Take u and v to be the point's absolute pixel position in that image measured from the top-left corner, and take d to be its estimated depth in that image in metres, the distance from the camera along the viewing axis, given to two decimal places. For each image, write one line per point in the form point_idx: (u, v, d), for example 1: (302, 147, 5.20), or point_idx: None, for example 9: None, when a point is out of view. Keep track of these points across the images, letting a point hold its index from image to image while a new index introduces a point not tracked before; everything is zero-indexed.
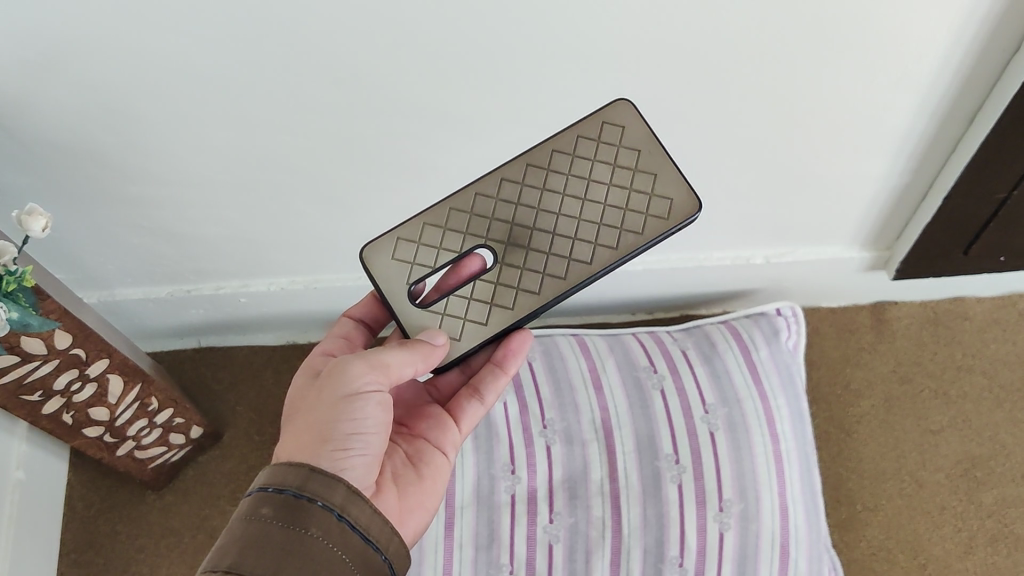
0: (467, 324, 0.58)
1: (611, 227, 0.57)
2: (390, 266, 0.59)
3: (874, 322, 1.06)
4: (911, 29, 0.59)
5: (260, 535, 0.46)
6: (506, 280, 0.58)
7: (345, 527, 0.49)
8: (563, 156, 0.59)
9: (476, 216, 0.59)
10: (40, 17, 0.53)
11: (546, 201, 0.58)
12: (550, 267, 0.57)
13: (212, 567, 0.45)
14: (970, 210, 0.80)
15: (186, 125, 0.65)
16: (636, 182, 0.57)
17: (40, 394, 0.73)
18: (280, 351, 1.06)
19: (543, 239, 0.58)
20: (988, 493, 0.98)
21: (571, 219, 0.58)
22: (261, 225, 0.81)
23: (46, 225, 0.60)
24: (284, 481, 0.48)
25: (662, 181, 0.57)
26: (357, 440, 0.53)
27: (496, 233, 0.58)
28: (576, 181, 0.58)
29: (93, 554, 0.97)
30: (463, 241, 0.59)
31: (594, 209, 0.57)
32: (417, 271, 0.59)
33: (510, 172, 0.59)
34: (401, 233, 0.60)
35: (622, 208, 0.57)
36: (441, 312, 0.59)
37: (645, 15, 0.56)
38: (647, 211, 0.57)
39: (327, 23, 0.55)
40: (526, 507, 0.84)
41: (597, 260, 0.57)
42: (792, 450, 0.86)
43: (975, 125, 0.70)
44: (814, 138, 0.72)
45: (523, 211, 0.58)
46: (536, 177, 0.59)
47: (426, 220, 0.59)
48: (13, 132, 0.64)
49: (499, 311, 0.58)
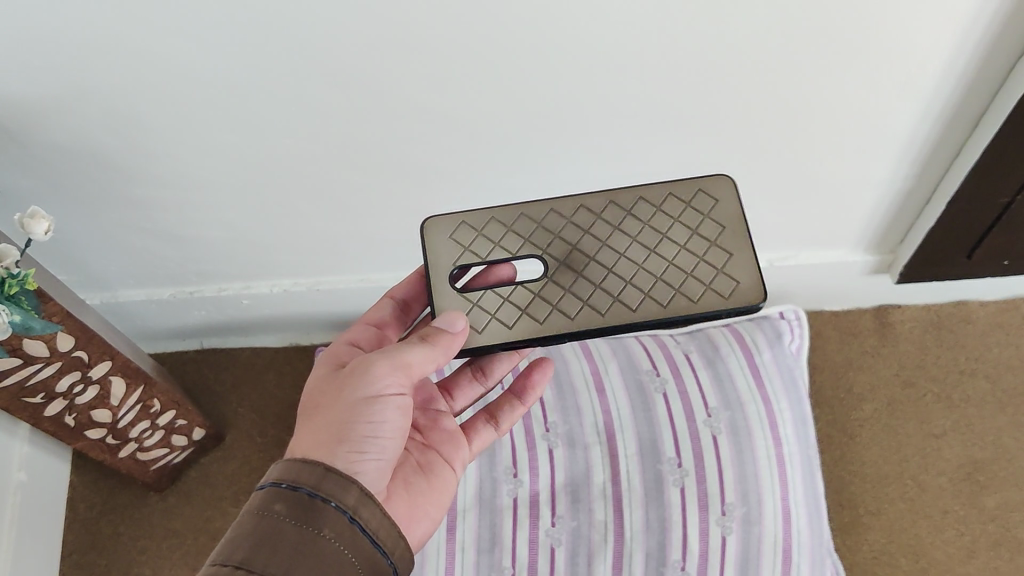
0: (493, 321, 0.56)
1: (669, 286, 0.56)
2: (444, 244, 0.58)
3: (877, 325, 1.06)
4: (915, 32, 0.59)
5: (271, 533, 0.46)
6: (546, 295, 0.56)
7: (356, 530, 0.49)
8: (647, 207, 0.59)
9: (542, 228, 0.59)
10: (41, 19, 0.53)
11: (614, 239, 0.58)
12: (594, 299, 0.56)
13: (221, 560, 0.45)
14: (975, 213, 0.80)
15: (188, 127, 0.65)
16: (709, 255, 0.56)
17: (42, 397, 0.73)
18: (284, 352, 1.06)
19: (597, 273, 0.57)
20: (991, 498, 0.98)
21: (632, 265, 0.57)
22: (265, 227, 0.81)
23: (48, 227, 0.60)
24: (299, 478, 0.48)
25: (735, 262, 0.56)
26: (372, 443, 0.52)
27: (555, 250, 0.58)
28: (650, 233, 0.58)
29: (95, 556, 0.97)
30: (520, 246, 0.58)
31: (658, 263, 0.56)
32: (467, 257, 0.58)
33: (592, 203, 0.59)
34: (467, 218, 0.59)
35: (686, 272, 0.56)
36: (473, 301, 0.57)
37: (647, 17, 0.56)
38: (710, 284, 0.55)
39: (328, 25, 0.55)
40: (528, 510, 0.84)
41: (641, 310, 0.55)
42: (796, 454, 0.85)
43: (979, 129, 0.70)
44: (818, 142, 0.72)
45: (589, 240, 0.58)
46: (615, 215, 0.59)
47: (494, 216, 0.59)
48: (15, 134, 0.64)
49: (528, 321, 0.56)
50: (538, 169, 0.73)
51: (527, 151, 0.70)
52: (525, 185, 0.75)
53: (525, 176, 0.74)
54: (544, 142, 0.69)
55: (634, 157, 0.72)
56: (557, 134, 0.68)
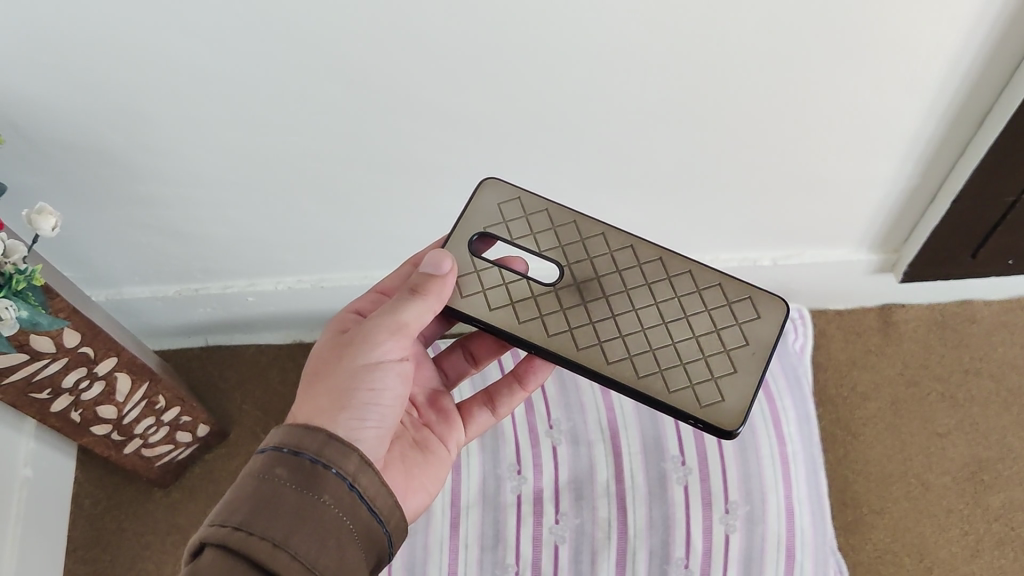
0: (481, 295, 0.57)
1: (656, 362, 0.54)
2: (489, 206, 0.60)
3: (881, 324, 1.07)
4: (921, 31, 0.59)
5: (272, 496, 0.46)
6: (541, 302, 0.57)
7: (355, 498, 0.49)
8: (690, 283, 0.57)
9: (581, 244, 0.59)
10: (48, 17, 0.53)
11: (636, 291, 0.57)
12: (578, 332, 0.56)
13: (221, 522, 0.45)
14: (980, 213, 0.80)
15: (194, 125, 0.65)
16: (712, 359, 0.54)
17: (48, 392, 0.73)
18: (288, 350, 1.06)
19: (600, 311, 0.56)
20: (995, 497, 0.98)
21: (636, 324, 0.56)
22: (271, 225, 0.81)
23: (56, 224, 0.60)
24: (301, 443, 0.49)
25: (732, 381, 0.54)
26: (373, 409, 0.53)
27: (577, 267, 0.58)
28: (673, 309, 0.56)
29: (100, 552, 0.97)
30: (549, 248, 0.59)
31: (660, 338, 0.55)
32: (498, 229, 0.59)
33: (644, 250, 0.58)
34: (524, 198, 0.60)
35: (680, 362, 0.54)
36: (477, 269, 0.58)
37: (652, 17, 0.56)
38: (695, 385, 0.54)
39: (336, 23, 0.55)
40: (532, 507, 0.84)
41: (612, 368, 0.54)
42: (799, 452, 0.85)
43: (984, 129, 0.70)
44: (823, 141, 0.72)
45: (613, 278, 0.57)
46: (654, 272, 0.58)
47: (549, 208, 0.60)
48: (23, 131, 0.64)
49: (509, 314, 0.56)
50: (540, 167, 0.73)
51: (532, 150, 0.70)
52: (530, 183, 0.75)
53: (530, 173, 0.74)
54: (549, 140, 0.69)
55: (639, 156, 0.72)
56: (562, 132, 0.68)
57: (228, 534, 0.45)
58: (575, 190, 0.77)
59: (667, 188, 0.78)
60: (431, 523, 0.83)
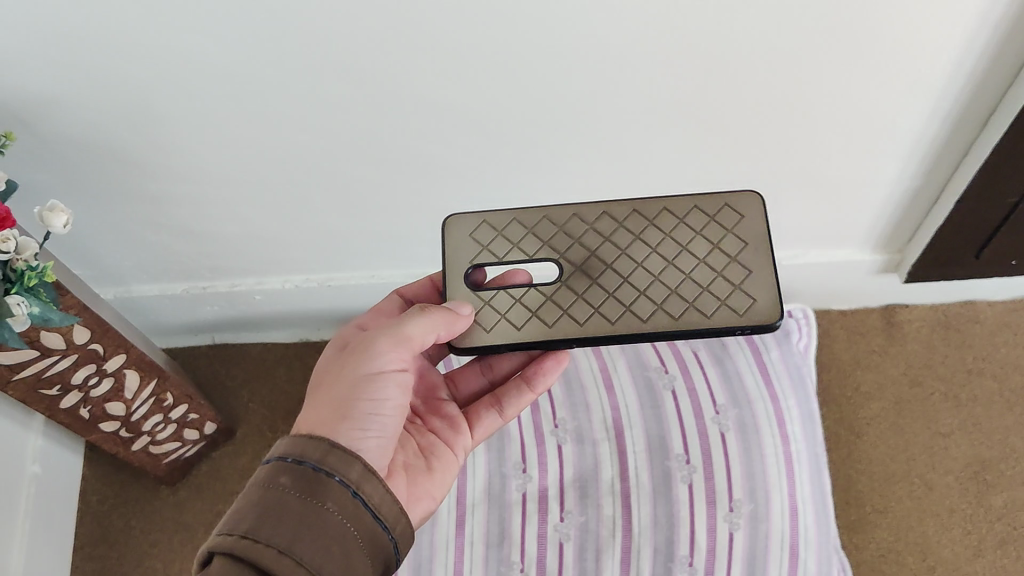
0: (502, 321, 0.57)
1: (683, 298, 0.56)
2: (463, 241, 0.59)
3: (884, 324, 1.07)
4: (926, 32, 0.59)
5: (277, 504, 0.47)
6: (559, 299, 0.57)
7: (359, 504, 0.49)
8: (671, 217, 0.59)
9: (563, 233, 0.59)
10: (62, 16, 0.54)
11: (634, 247, 0.58)
12: (605, 307, 0.56)
13: (227, 531, 0.46)
14: (984, 213, 0.80)
15: (204, 124, 0.65)
16: (727, 272, 0.56)
17: (58, 389, 0.74)
18: (294, 348, 1.07)
19: (612, 281, 0.57)
20: (998, 497, 0.98)
21: (648, 276, 0.57)
22: (279, 224, 0.82)
23: (67, 221, 0.61)
24: (304, 452, 0.49)
25: (753, 281, 0.56)
26: (375, 419, 0.54)
27: (573, 255, 0.58)
28: (671, 244, 0.58)
29: (108, 549, 0.97)
30: (538, 249, 0.59)
31: (674, 275, 0.57)
32: (485, 256, 0.59)
33: (614, 211, 0.60)
34: (489, 217, 0.60)
35: (702, 288, 0.56)
36: (486, 300, 0.57)
37: (658, 17, 0.56)
38: (726, 300, 0.56)
39: (343, 22, 0.55)
40: (536, 505, 0.85)
41: (651, 322, 0.55)
42: (802, 451, 0.86)
43: (988, 129, 0.70)
44: (827, 141, 0.72)
45: (607, 247, 0.58)
46: (636, 224, 0.59)
47: (516, 217, 0.60)
48: (35, 129, 0.65)
49: (538, 323, 0.56)
50: (545, 167, 0.74)
51: (538, 149, 0.71)
52: (537, 181, 0.76)
53: (535, 173, 0.75)
54: (555, 139, 0.70)
55: (644, 155, 0.73)
56: (568, 132, 0.69)
57: (235, 542, 0.45)
58: (581, 190, 0.78)
59: (672, 188, 0.78)
60: (436, 523, 0.83)
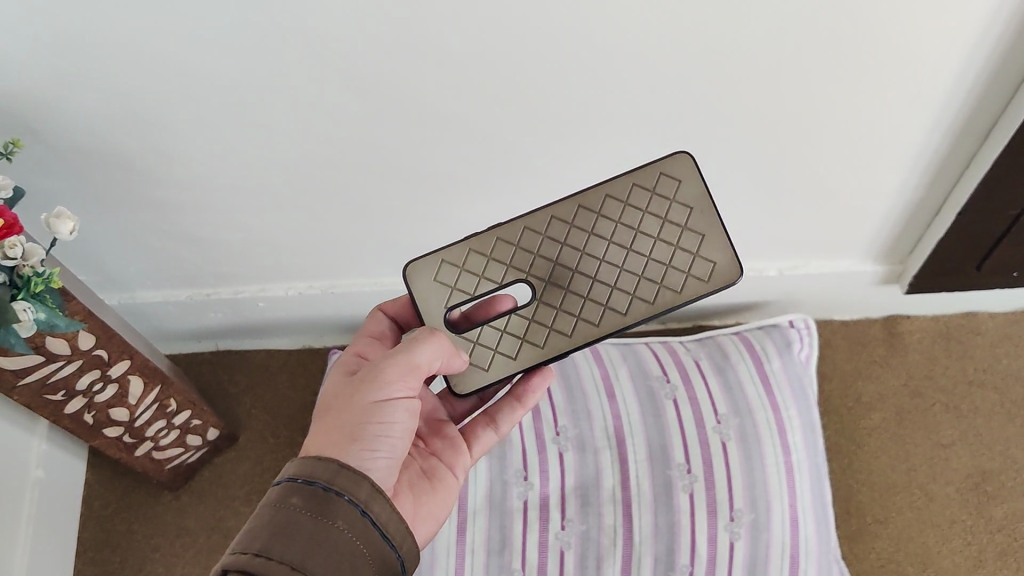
0: (496, 356, 0.58)
1: (651, 281, 0.57)
2: (430, 287, 0.59)
3: (886, 335, 1.07)
4: (927, 45, 0.60)
5: (288, 523, 0.47)
6: (541, 318, 0.58)
7: (368, 524, 0.50)
8: (615, 202, 0.58)
9: (521, 249, 0.58)
10: (72, 25, 0.54)
11: (591, 244, 0.58)
12: (586, 313, 0.57)
13: (241, 550, 0.47)
14: (986, 225, 0.81)
15: (212, 133, 0.66)
16: (683, 241, 0.57)
17: (63, 394, 0.74)
18: (297, 355, 1.07)
19: (583, 285, 0.58)
20: (998, 508, 0.99)
21: (613, 268, 0.57)
22: (284, 231, 0.82)
23: (73, 228, 0.61)
24: (314, 473, 0.50)
25: (709, 244, 0.57)
26: (384, 441, 0.54)
27: (539, 270, 0.58)
28: (623, 229, 0.58)
29: (110, 554, 0.98)
30: (505, 273, 0.58)
31: (637, 259, 0.57)
32: (457, 296, 0.58)
33: (562, 211, 0.58)
34: (447, 255, 0.59)
35: (665, 264, 0.57)
36: (474, 340, 0.58)
37: (663, 28, 0.57)
38: (690, 270, 0.57)
39: (350, 30, 0.56)
40: (538, 513, 0.85)
41: (632, 313, 0.57)
42: (803, 461, 0.86)
43: (989, 141, 0.71)
44: (829, 152, 0.73)
45: (567, 252, 0.58)
46: (585, 219, 0.58)
47: (472, 246, 0.58)
48: (43, 136, 0.65)
49: (530, 348, 0.58)
50: (549, 175, 0.74)
51: (543, 159, 0.71)
52: (540, 189, 0.76)
53: (538, 182, 0.75)
54: (558, 148, 0.70)
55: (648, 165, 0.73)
56: (571, 141, 0.69)
57: (248, 561, 0.46)
58: None
59: None
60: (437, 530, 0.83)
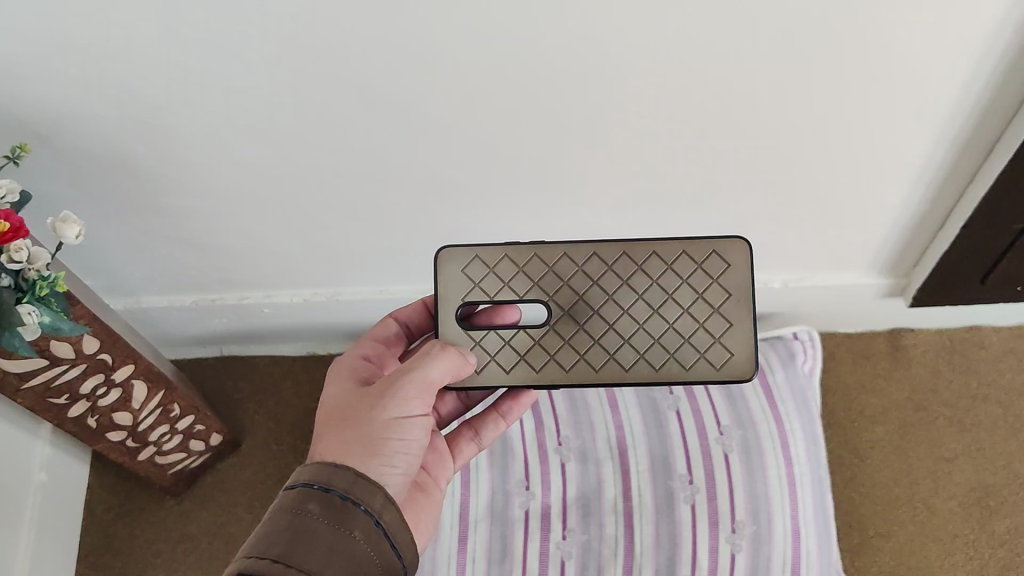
0: (492, 363, 0.59)
1: (664, 349, 0.58)
2: (454, 277, 0.60)
3: (890, 348, 1.06)
4: (930, 61, 0.60)
5: (305, 530, 0.48)
6: (546, 343, 0.59)
7: (380, 533, 0.51)
8: (659, 262, 0.59)
9: (552, 273, 0.60)
10: (77, 30, 0.54)
11: (620, 292, 0.59)
12: (590, 354, 0.59)
13: (257, 554, 0.47)
14: (989, 239, 0.81)
15: (218, 139, 0.66)
16: (707, 323, 0.58)
17: (66, 398, 0.75)
18: (302, 361, 1.07)
19: (598, 327, 0.59)
20: (1001, 522, 0.99)
21: (632, 324, 0.59)
22: (290, 238, 0.82)
23: (79, 232, 0.62)
24: (331, 480, 0.50)
25: (732, 335, 0.58)
26: (401, 456, 0.54)
27: (561, 298, 0.59)
28: (657, 291, 0.59)
29: (112, 558, 0.98)
30: (529, 289, 0.60)
31: (658, 323, 0.59)
32: (476, 294, 0.59)
33: (605, 251, 0.60)
34: (481, 253, 0.60)
35: (683, 337, 0.58)
36: (477, 340, 0.59)
37: (667, 37, 0.57)
38: (704, 352, 0.58)
39: (356, 37, 0.56)
40: (539, 522, 0.85)
41: (633, 371, 0.58)
42: (807, 476, 0.86)
43: (994, 154, 0.71)
44: (834, 165, 0.73)
45: (595, 290, 0.59)
46: (625, 268, 0.59)
47: (508, 252, 0.60)
48: (50, 140, 0.66)
49: (525, 369, 0.59)
50: (552, 184, 0.74)
51: (547, 168, 0.72)
52: (544, 199, 0.76)
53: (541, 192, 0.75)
54: (562, 157, 0.70)
55: (651, 173, 0.73)
56: (575, 151, 0.69)
57: (266, 566, 0.46)
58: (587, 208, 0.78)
59: (680, 208, 0.78)
60: (438, 538, 0.83)
